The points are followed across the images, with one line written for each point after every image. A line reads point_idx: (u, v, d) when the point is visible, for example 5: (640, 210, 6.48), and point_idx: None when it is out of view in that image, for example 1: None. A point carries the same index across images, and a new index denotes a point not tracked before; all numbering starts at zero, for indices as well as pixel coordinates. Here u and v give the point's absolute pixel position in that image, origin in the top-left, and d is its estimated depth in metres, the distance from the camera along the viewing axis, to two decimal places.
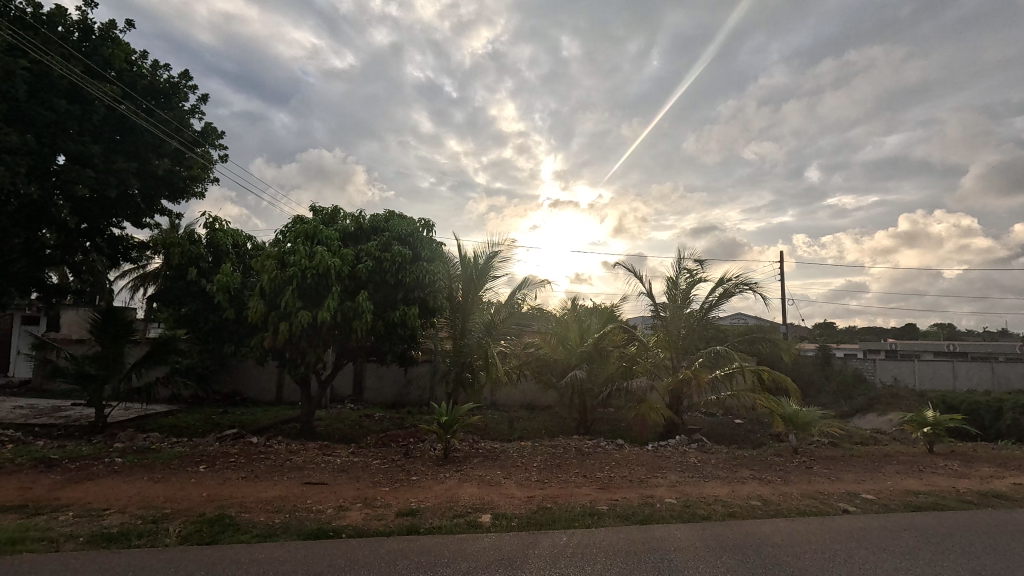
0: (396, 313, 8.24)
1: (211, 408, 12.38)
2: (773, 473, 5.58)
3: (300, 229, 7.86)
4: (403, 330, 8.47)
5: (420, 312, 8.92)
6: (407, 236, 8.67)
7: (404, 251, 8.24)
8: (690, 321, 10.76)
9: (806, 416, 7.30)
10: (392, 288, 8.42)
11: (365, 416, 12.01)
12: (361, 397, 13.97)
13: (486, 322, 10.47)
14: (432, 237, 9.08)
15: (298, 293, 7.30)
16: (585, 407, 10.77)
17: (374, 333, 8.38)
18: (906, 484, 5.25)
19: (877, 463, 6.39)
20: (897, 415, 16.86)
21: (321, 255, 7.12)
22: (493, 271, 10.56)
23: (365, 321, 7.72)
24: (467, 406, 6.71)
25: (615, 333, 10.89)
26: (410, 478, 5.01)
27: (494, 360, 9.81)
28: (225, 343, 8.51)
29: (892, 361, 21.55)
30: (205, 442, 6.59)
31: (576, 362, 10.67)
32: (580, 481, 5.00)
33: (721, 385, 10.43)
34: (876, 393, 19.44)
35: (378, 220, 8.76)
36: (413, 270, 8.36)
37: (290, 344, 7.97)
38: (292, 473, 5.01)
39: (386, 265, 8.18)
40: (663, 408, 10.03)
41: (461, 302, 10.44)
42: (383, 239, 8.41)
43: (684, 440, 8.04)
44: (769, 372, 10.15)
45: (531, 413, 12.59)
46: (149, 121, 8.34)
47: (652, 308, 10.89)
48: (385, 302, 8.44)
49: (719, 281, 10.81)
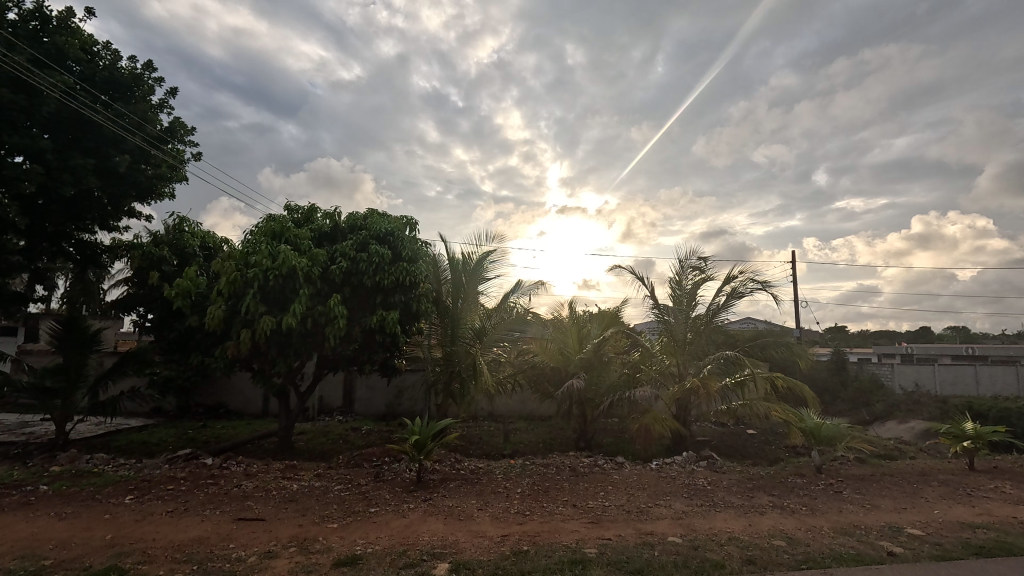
0: (374, 318, 7.55)
1: (191, 422, 11.74)
2: (796, 499, 4.78)
3: (267, 229, 7.25)
4: (382, 337, 7.76)
5: (403, 318, 8.22)
6: (387, 235, 8.01)
7: (381, 250, 7.57)
8: (697, 326, 9.98)
9: (829, 431, 6.47)
10: (370, 292, 7.75)
11: (352, 429, 11.33)
12: (352, 409, 13.29)
13: (478, 328, 9.73)
14: (415, 236, 8.41)
15: (262, 297, 6.65)
16: (585, 419, 9.98)
17: (350, 340, 7.68)
18: (957, 514, 4.42)
19: (916, 484, 5.57)
20: (920, 423, 15.95)
21: (285, 255, 6.48)
22: (484, 274, 9.86)
23: (338, 327, 7.03)
24: (445, 421, 5.95)
25: (617, 339, 10.29)
26: (368, 510, 4.26)
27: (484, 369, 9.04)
28: (191, 353, 7.85)
29: (911, 366, 20.63)
30: (153, 465, 5.89)
31: (574, 370, 9.93)
32: (567, 514, 4.23)
33: (732, 394, 9.74)
34: (896, 399, 18.53)
35: (356, 219, 8.12)
36: (393, 270, 7.67)
37: (258, 352, 7.27)
38: (230, 505, 4.29)
39: (362, 265, 7.51)
40: (669, 419, 9.24)
41: (450, 307, 9.74)
42: (360, 237, 7.77)
43: (692, 456, 7.25)
44: (783, 379, 9.39)
45: (529, 425, 11.82)
46: (108, 114, 7.77)
47: (655, 311, 10.13)
48: (362, 307, 7.77)
49: (727, 280, 10.03)
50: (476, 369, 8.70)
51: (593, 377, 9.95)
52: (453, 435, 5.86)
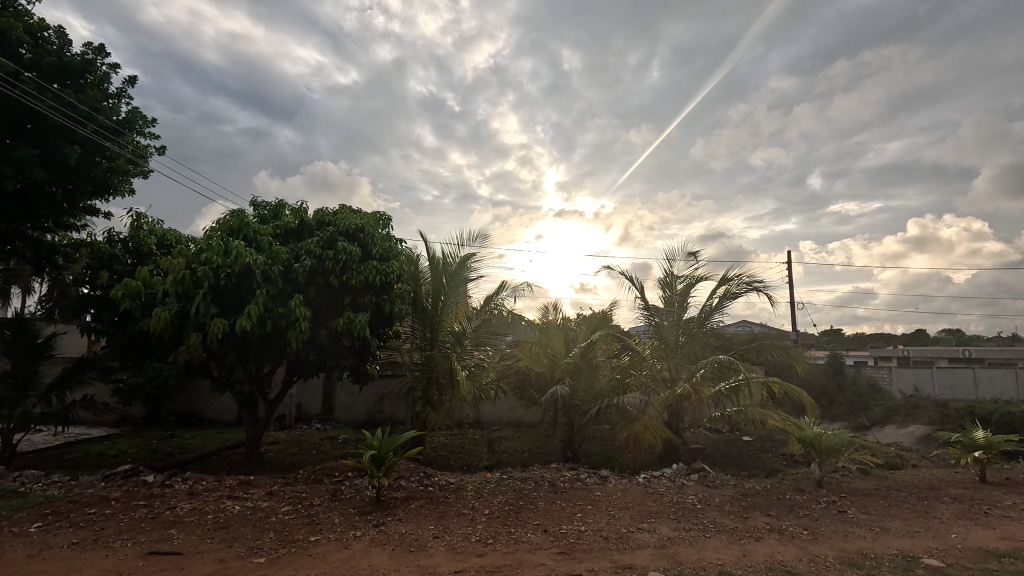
0: (341, 320, 7.01)
1: (158, 432, 11.15)
2: (795, 521, 4.26)
3: (225, 224, 6.72)
4: (350, 341, 7.23)
5: (375, 320, 7.70)
6: (357, 232, 7.50)
7: (348, 247, 7.06)
8: (689, 328, 9.49)
9: (831, 442, 5.94)
10: (338, 292, 7.23)
11: (328, 438, 10.79)
12: (331, 416, 12.72)
13: (458, 330, 9.18)
14: (388, 233, 7.91)
15: (214, 297, 6.13)
16: (572, 427, 9.42)
17: (316, 344, 7.15)
18: (978, 538, 3.91)
19: (926, 500, 5.08)
20: (920, 429, 15.53)
21: (237, 251, 5.96)
22: (466, 274, 9.28)
23: (300, 330, 6.51)
24: (411, 432, 5.39)
25: (606, 342, 9.81)
26: (307, 539, 3.71)
27: (461, 375, 8.42)
28: (145, 359, 7.30)
29: (909, 369, 20.25)
30: (86, 483, 5.32)
31: (559, 375, 9.47)
32: (536, 542, 3.70)
33: (726, 400, 9.32)
34: (894, 403, 18.09)
35: (324, 215, 7.61)
36: (361, 269, 7.15)
37: (213, 358, 6.72)
38: (151, 534, 3.75)
39: (328, 264, 7.00)
40: (659, 428, 8.72)
41: (429, 309, 9.19)
42: (326, 234, 7.26)
43: (683, 469, 6.74)
44: (779, 385, 8.95)
45: (515, 433, 11.30)
46: (56, 102, 7.27)
47: (645, 314, 9.63)
48: (329, 309, 7.25)
49: (721, 281, 9.55)
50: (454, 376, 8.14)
51: (580, 382, 9.45)
52: (418, 450, 5.33)
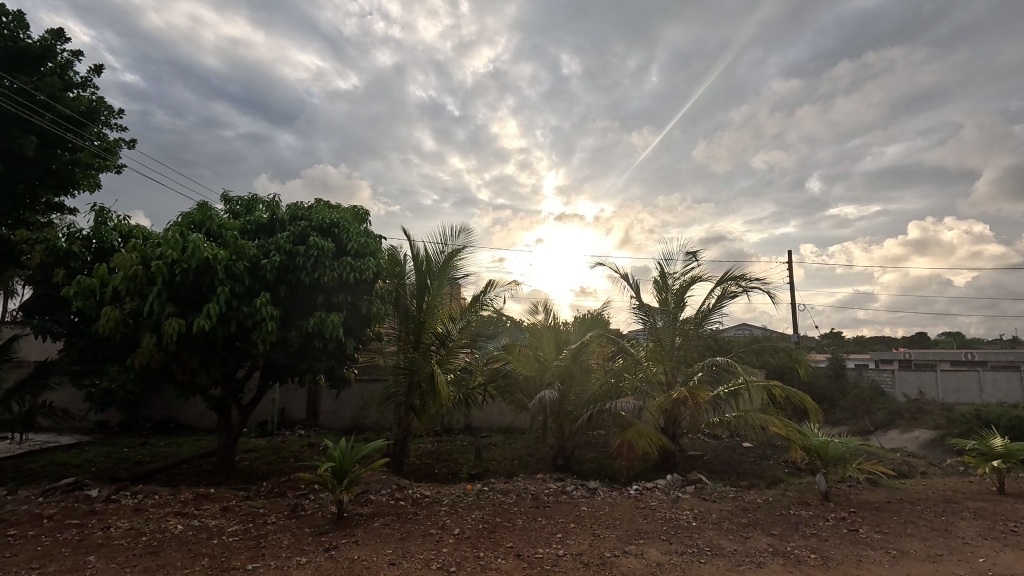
0: (311, 321, 6.55)
1: (132, 439, 10.66)
2: (802, 543, 3.79)
3: (187, 218, 6.27)
4: (323, 343, 6.77)
5: (351, 321, 7.24)
6: (331, 227, 7.07)
7: (320, 242, 6.62)
8: (686, 329, 9.05)
9: (841, 452, 5.46)
10: (310, 291, 6.78)
11: (309, 445, 10.32)
12: (316, 422, 12.25)
13: (443, 332, 8.68)
14: (366, 228, 7.47)
15: (170, 295, 5.67)
16: (563, 434, 8.94)
17: (286, 346, 6.70)
18: (1010, 562, 3.44)
19: (943, 515, 4.62)
20: (925, 434, 15.07)
21: (195, 245, 5.51)
22: (451, 273, 8.74)
23: (266, 331, 6.06)
24: (379, 441, 4.93)
25: (600, 344, 9.35)
26: (244, 567, 3.24)
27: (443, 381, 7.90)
28: (105, 362, 6.83)
29: (912, 372, 19.84)
30: (22, 499, 4.84)
31: (550, 379, 9.11)
32: (506, 570, 3.23)
33: (724, 403, 9.02)
34: (897, 406, 17.64)
35: (298, 209, 7.18)
36: (335, 266, 6.70)
37: (173, 361, 6.25)
38: (64, 563, 3.28)
39: (298, 260, 6.56)
40: (655, 434, 8.25)
41: (412, 311, 8.70)
42: (297, 228, 6.82)
43: (679, 479, 6.27)
44: (781, 389, 8.52)
45: (505, 439, 10.85)
46: (8, 89, 6.84)
47: (640, 315, 9.16)
48: (300, 309, 6.80)
49: (719, 280, 9.10)
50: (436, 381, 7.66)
51: (571, 387, 9.02)
52: (385, 461, 4.86)
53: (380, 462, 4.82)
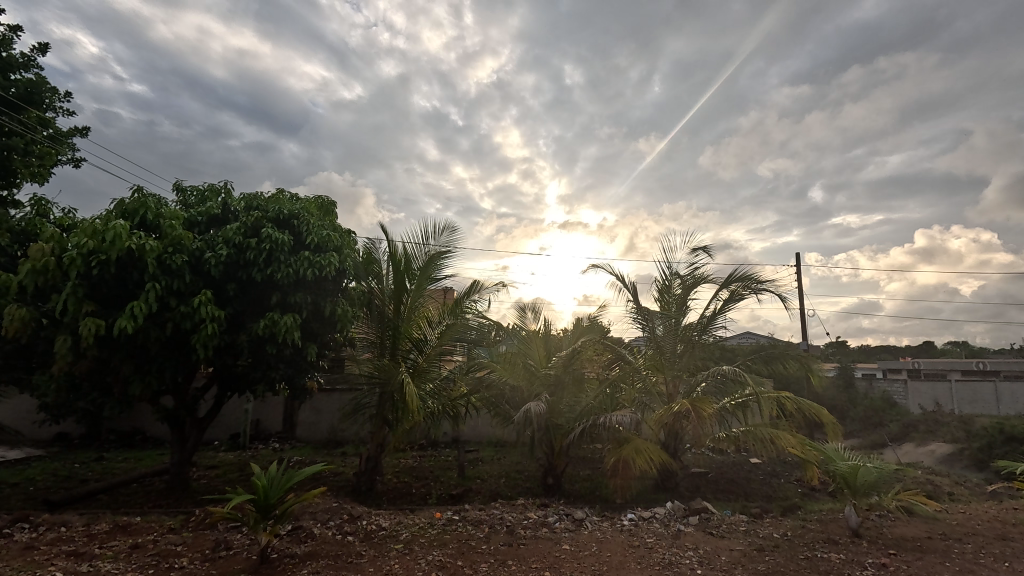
0: (261, 322, 5.78)
1: (90, 453, 9.88)
2: None
3: (119, 205, 5.52)
4: (277, 348, 6.00)
5: (312, 324, 6.47)
6: (290, 219, 6.33)
7: (273, 234, 5.88)
8: (689, 336, 8.25)
9: (874, 480, 4.61)
10: (264, 289, 6.03)
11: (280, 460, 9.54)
12: (293, 435, 11.46)
13: (421, 338, 7.85)
14: (330, 221, 6.72)
15: (89, 292, 4.93)
16: (552, 450, 8.06)
17: (234, 352, 5.92)
18: None
19: (1007, 561, 3.76)
20: (942, 449, 14.21)
21: (116, 234, 4.77)
22: (431, 273, 7.94)
23: (206, 334, 5.32)
24: (319, 467, 4.15)
25: (593, 351, 8.53)
26: None
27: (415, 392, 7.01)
28: (32, 370, 6.06)
29: (926, 383, 18.95)
30: None
31: (538, 390, 8.25)
32: None
33: (731, 417, 8.21)
34: (912, 419, 16.76)
35: (253, 198, 6.43)
36: (291, 261, 5.96)
37: (103, 368, 5.49)
38: None
39: (249, 255, 5.82)
40: (655, 452, 7.38)
41: (387, 313, 7.89)
42: (250, 219, 6.07)
43: (682, 507, 5.42)
44: (793, 400, 7.71)
45: (493, 454, 10.06)
46: None
47: (638, 319, 8.34)
48: (252, 309, 6.04)
49: (725, 281, 8.29)
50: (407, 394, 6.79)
51: (562, 398, 8.19)
52: (325, 489, 4.10)
53: (315, 491, 4.02)
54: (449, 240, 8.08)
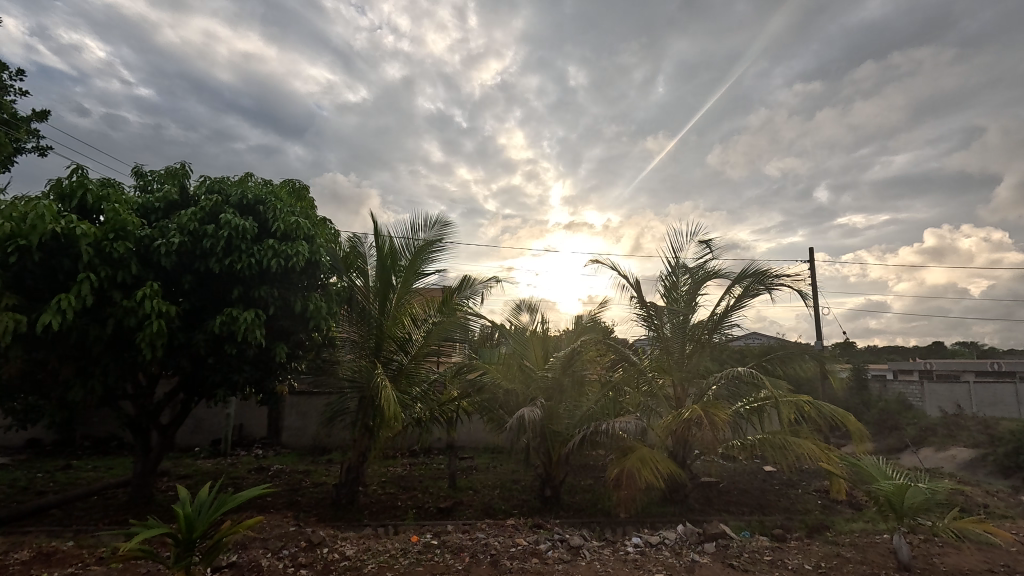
0: (217, 319, 5.14)
1: (59, 461, 9.26)
2: None
3: (57, 187, 4.92)
4: (237, 348, 5.35)
5: (281, 321, 5.84)
6: (254, 205, 5.70)
7: (232, 220, 5.26)
8: (698, 335, 7.56)
9: (927, 505, 3.88)
10: (224, 282, 5.41)
11: (259, 470, 8.92)
12: (278, 441, 10.87)
13: (406, 337, 7.19)
14: (302, 208, 6.09)
15: (12, 283, 4.34)
16: (550, 460, 7.37)
17: (190, 352, 5.29)
18: None
19: None
20: (965, 454, 13.44)
21: (37, 216, 4.20)
22: (418, 268, 7.29)
23: (151, 333, 4.70)
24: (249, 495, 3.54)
25: (594, 351, 7.85)
26: None
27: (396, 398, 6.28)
28: None
29: (943, 385, 18.16)
30: None
31: (534, 394, 7.58)
32: None
33: (746, 423, 7.50)
34: (930, 422, 16.00)
35: (215, 182, 5.81)
36: (254, 250, 5.33)
37: (38, 371, 4.88)
38: None
39: (204, 243, 5.20)
40: (662, 462, 6.67)
41: (370, 311, 7.24)
42: (208, 204, 5.45)
43: (697, 532, 4.71)
44: (813, 405, 7.00)
45: (488, 462, 9.43)
46: None
47: (644, 317, 7.66)
48: (211, 305, 5.42)
49: (738, 275, 7.58)
50: (384, 397, 6.08)
51: (560, 403, 7.50)
52: (262, 519, 3.48)
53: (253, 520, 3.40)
54: (440, 233, 7.45)
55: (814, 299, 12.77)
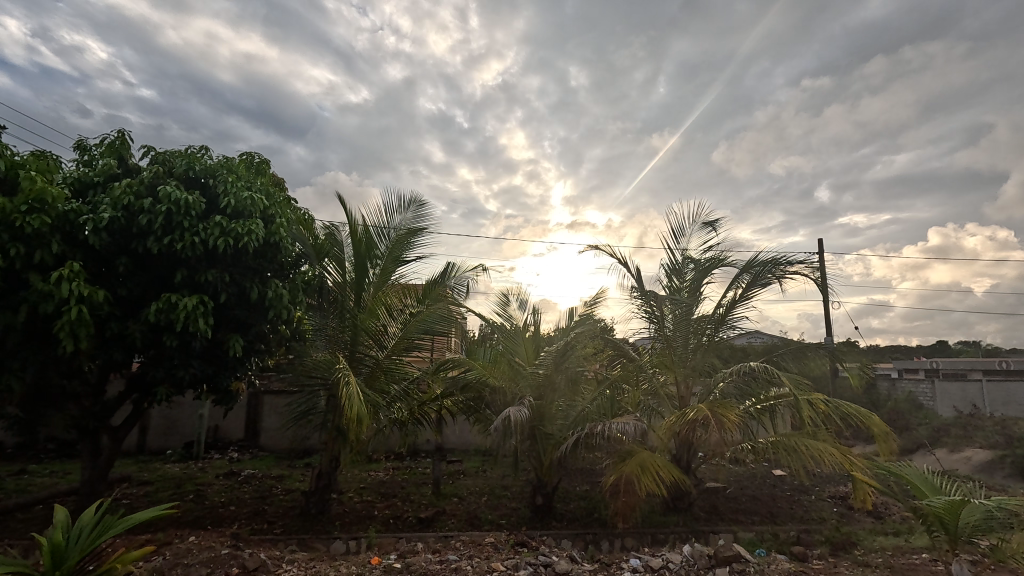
0: (154, 306, 4.50)
1: (17, 465, 8.62)
2: None
3: None
4: (178, 339, 4.70)
5: (236, 311, 5.19)
6: (204, 179, 5.06)
7: (172, 193, 4.60)
8: (703, 328, 6.90)
9: (985, 527, 3.27)
10: (165, 264, 4.76)
11: (230, 474, 8.29)
12: (256, 443, 10.24)
13: (381, 330, 6.53)
14: (260, 184, 5.42)
15: None
16: (542, 465, 6.70)
17: (126, 344, 4.65)
18: None
19: None
20: (981, 456, 12.73)
21: None
22: (395, 254, 6.63)
23: (71, 320, 4.07)
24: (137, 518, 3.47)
25: (590, 347, 7.21)
26: None
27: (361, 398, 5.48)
28: None
29: (955, 384, 17.47)
30: None
31: (524, 392, 6.91)
32: None
33: (756, 424, 6.84)
34: (941, 422, 15.31)
35: (160, 153, 5.15)
36: (198, 228, 4.68)
37: None
38: None
39: (140, 219, 4.56)
40: (666, 468, 5.99)
41: (343, 301, 6.59)
42: (148, 177, 4.80)
43: (710, 557, 4.06)
44: (829, 404, 6.33)
45: (477, 466, 8.79)
46: None
47: (645, 309, 6.99)
48: (151, 291, 4.77)
49: (748, 264, 6.88)
50: (346, 394, 5.37)
51: (553, 403, 6.87)
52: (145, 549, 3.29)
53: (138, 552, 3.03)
54: (417, 215, 6.80)
55: (822, 292, 12.10)
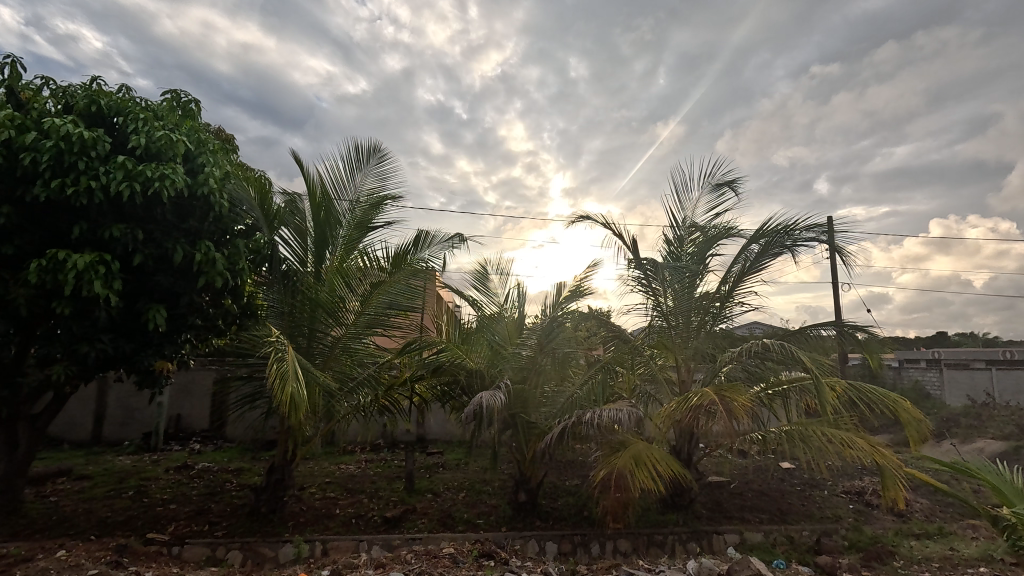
0: (40, 264, 3.68)
1: None
2: None
3: None
4: (75, 306, 3.89)
5: (156, 277, 4.37)
6: (114, 116, 4.22)
7: (62, 127, 3.76)
8: (707, 305, 6.08)
9: None
10: (61, 216, 3.95)
11: (183, 467, 7.51)
12: (221, 435, 9.44)
13: (339, 304, 5.69)
14: (186, 127, 4.57)
15: None
16: (524, 458, 5.92)
17: (12, 311, 3.84)
18: None
19: None
20: (995, 448, 11.99)
21: None
22: (360, 220, 5.82)
23: None
24: None
25: (579, 326, 6.41)
26: None
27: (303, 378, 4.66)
28: None
29: (965, 373, 16.70)
30: None
31: (504, 376, 6.13)
32: None
33: (765, 412, 6.08)
34: (952, 412, 14.58)
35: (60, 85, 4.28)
36: (98, 170, 3.85)
37: None
38: None
39: (22, 158, 3.73)
40: (664, 461, 5.20)
41: (300, 274, 5.77)
42: (39, 110, 3.97)
43: None
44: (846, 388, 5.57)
45: (458, 458, 8.02)
46: None
47: (642, 283, 6.15)
48: (43, 249, 3.94)
49: (757, 233, 6.04)
50: (278, 373, 4.54)
51: (537, 388, 6.08)
52: None
53: None
54: (382, 176, 5.97)
55: (832, 274, 11.29)
